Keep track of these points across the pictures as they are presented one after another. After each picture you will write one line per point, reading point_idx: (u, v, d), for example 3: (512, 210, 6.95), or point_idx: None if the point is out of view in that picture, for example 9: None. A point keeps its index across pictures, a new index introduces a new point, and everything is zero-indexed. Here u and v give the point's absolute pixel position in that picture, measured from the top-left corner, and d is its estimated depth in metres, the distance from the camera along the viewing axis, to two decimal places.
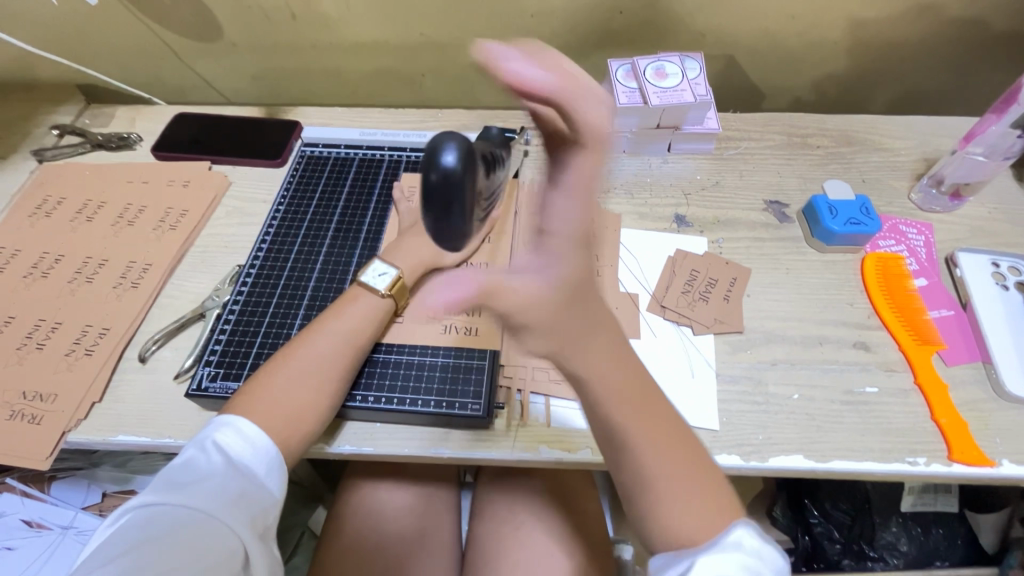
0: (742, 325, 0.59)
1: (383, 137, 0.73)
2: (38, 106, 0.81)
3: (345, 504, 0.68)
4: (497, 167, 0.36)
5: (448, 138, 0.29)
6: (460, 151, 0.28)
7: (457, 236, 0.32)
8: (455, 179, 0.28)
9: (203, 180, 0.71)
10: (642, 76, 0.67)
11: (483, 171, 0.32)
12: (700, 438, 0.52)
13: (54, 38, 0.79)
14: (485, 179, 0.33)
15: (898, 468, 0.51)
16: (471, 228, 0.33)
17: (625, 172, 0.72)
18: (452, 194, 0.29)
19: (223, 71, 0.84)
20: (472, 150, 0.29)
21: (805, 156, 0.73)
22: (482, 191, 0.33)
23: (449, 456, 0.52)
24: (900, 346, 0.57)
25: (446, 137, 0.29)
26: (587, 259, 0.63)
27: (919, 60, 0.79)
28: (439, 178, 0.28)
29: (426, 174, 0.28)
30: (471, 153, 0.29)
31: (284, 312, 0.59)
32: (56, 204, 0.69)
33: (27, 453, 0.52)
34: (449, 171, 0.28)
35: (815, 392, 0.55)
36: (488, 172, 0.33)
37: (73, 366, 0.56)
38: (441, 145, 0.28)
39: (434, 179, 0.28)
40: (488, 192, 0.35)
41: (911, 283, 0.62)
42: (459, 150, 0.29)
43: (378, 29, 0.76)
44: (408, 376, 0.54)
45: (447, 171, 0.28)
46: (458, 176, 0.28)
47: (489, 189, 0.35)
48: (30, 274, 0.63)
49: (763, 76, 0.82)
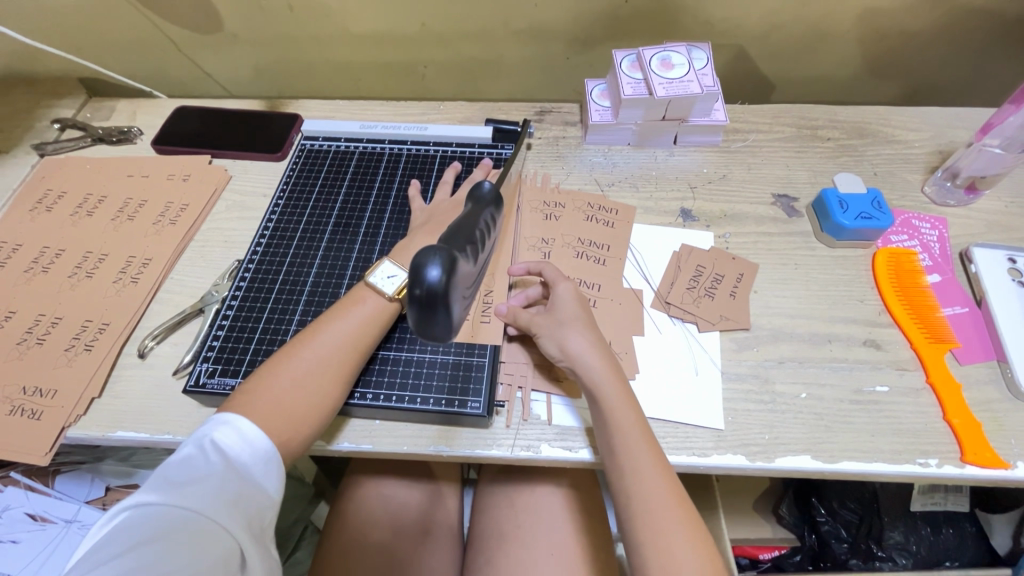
0: (749, 322, 0.58)
1: (383, 130, 0.72)
2: (41, 99, 0.81)
3: (347, 499, 0.68)
4: (485, 240, 0.37)
5: (431, 254, 0.31)
6: (444, 267, 0.30)
7: (444, 330, 0.32)
8: (438, 292, 0.30)
9: (203, 174, 0.71)
10: (647, 66, 0.66)
11: (468, 261, 0.33)
12: (705, 438, 0.51)
13: (54, 32, 0.78)
14: (471, 269, 0.34)
15: (908, 470, 0.49)
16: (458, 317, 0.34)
17: (630, 165, 0.71)
18: (437, 305, 0.30)
19: (224, 64, 0.83)
20: (456, 260, 0.31)
21: (815, 149, 0.72)
22: (468, 277, 0.34)
23: (448, 454, 0.51)
24: (911, 344, 0.56)
25: (429, 252, 0.31)
26: (575, 243, 0.62)
27: (933, 49, 0.77)
28: (423, 291, 0.30)
29: (413, 288, 0.30)
30: (455, 265, 0.31)
31: (283, 307, 0.58)
32: (57, 198, 0.69)
33: (26, 448, 0.51)
34: (432, 286, 0.30)
35: (823, 391, 0.53)
36: (473, 262, 0.34)
37: (73, 362, 0.56)
38: (424, 262, 0.30)
39: (418, 292, 0.30)
40: (476, 272, 0.36)
41: (924, 279, 0.60)
42: (443, 264, 0.31)
43: (378, 19, 0.75)
44: (408, 373, 0.54)
45: (428, 286, 0.30)
46: (441, 290, 0.30)
47: (478, 268, 0.37)
48: (31, 269, 0.63)
49: (773, 66, 0.80)
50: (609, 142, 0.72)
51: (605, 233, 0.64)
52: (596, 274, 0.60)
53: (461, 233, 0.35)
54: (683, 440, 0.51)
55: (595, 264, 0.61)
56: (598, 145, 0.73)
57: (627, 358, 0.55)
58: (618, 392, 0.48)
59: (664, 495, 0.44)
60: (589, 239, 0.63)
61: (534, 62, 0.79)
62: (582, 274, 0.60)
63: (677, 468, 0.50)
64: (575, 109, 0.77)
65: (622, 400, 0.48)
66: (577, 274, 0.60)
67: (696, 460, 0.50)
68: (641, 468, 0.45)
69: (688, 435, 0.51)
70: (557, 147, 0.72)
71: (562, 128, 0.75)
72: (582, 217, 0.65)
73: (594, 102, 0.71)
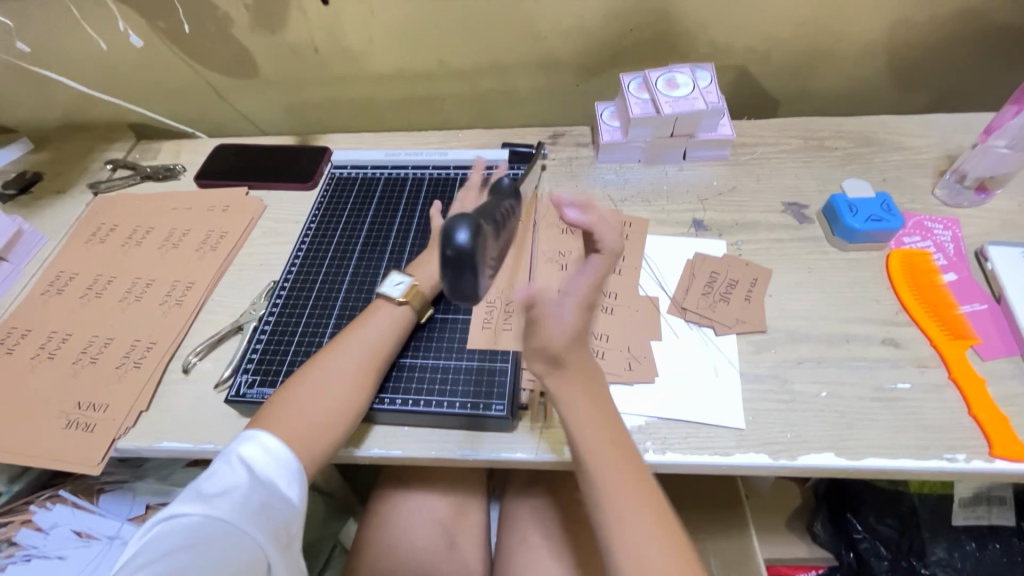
0: (766, 325, 0.59)
1: (406, 157, 0.77)
2: (96, 144, 0.89)
3: (376, 512, 0.69)
4: (507, 222, 0.38)
5: (460, 218, 0.32)
6: (472, 230, 0.31)
7: (470, 290, 0.32)
8: (466, 254, 0.31)
9: (241, 204, 0.76)
10: (654, 87, 0.69)
11: (491, 233, 0.34)
12: (726, 438, 0.52)
13: (109, 82, 0.86)
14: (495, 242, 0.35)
15: (936, 465, 0.49)
16: (483, 284, 0.34)
17: (641, 181, 0.74)
18: (465, 266, 0.31)
19: (259, 106, 0.90)
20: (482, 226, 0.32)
21: (823, 158, 0.74)
22: (492, 248, 0.35)
23: (476, 457, 0.53)
24: (931, 341, 0.56)
25: (458, 218, 0.32)
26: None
27: (936, 60, 0.79)
28: (453, 252, 0.31)
29: (443, 249, 0.31)
30: (481, 231, 0.32)
31: (317, 321, 0.62)
32: (109, 231, 0.75)
33: (79, 458, 0.55)
34: (461, 247, 0.31)
35: (843, 389, 0.54)
36: (496, 236, 0.35)
37: (123, 379, 0.60)
38: (453, 225, 0.31)
39: (448, 253, 0.31)
40: (497, 251, 0.37)
41: (940, 278, 0.61)
42: (470, 228, 0.32)
43: (401, 57, 0.81)
44: (434, 380, 0.56)
45: (459, 245, 0.31)
46: (469, 251, 0.31)
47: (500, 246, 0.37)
48: (86, 295, 0.68)
49: (778, 84, 0.83)
50: (620, 160, 0.76)
51: (620, 244, 0.66)
52: (612, 282, 0.63)
53: (485, 210, 0.36)
54: (704, 440, 0.52)
55: (612, 273, 0.63)
56: (611, 163, 0.76)
57: (646, 361, 0.57)
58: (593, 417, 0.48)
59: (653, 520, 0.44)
60: None
61: (547, 90, 0.84)
62: (599, 283, 0.62)
63: (700, 468, 0.51)
64: (587, 131, 0.81)
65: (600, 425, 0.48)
66: None
67: (719, 459, 0.51)
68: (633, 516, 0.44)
69: (710, 435, 0.52)
70: (570, 167, 0.76)
71: (575, 149, 0.79)
72: None
73: (605, 123, 0.75)
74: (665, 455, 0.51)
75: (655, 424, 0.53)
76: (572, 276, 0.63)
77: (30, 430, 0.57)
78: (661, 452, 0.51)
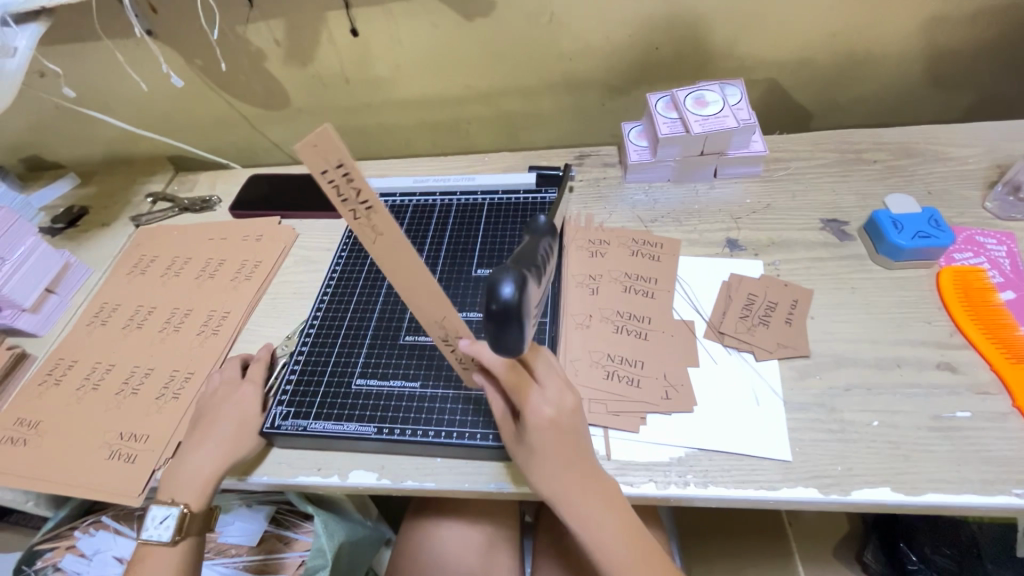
0: (809, 349, 0.56)
1: (434, 183, 0.77)
2: (138, 177, 0.92)
3: (409, 542, 0.69)
4: (547, 263, 0.37)
5: (504, 270, 0.31)
6: (517, 282, 0.30)
7: (514, 343, 0.32)
8: (514, 310, 0.30)
9: (274, 233, 0.77)
10: (682, 106, 0.68)
11: (535, 281, 0.34)
12: (772, 471, 0.49)
13: (150, 119, 0.90)
14: (537, 289, 0.34)
15: (1003, 502, 0.46)
16: (527, 334, 0.34)
17: (671, 200, 0.72)
18: (511, 320, 0.30)
19: (291, 136, 0.92)
20: (527, 277, 0.31)
21: (861, 172, 0.71)
22: (535, 297, 0.35)
23: (510, 491, 0.52)
24: (990, 365, 0.53)
25: (502, 270, 0.31)
26: (622, 278, 0.64)
27: (979, 65, 0.76)
28: (498, 306, 0.30)
29: (488, 304, 0.30)
30: (527, 282, 0.31)
31: (348, 351, 0.62)
32: (150, 262, 0.77)
33: (121, 489, 0.56)
34: (508, 301, 0.30)
35: (897, 418, 0.51)
36: (539, 283, 0.35)
37: (162, 409, 0.61)
38: (498, 278, 0.30)
39: (494, 308, 0.30)
40: (539, 293, 0.36)
41: (996, 297, 0.57)
42: (515, 280, 0.31)
43: (427, 84, 0.82)
44: (467, 410, 0.55)
45: (505, 301, 0.30)
46: (516, 306, 0.30)
47: (540, 290, 0.36)
48: (128, 325, 0.70)
49: (810, 97, 0.81)
50: (649, 179, 0.75)
51: (652, 267, 0.65)
52: (645, 307, 0.61)
53: (525, 255, 0.34)
54: (749, 473, 0.50)
55: (644, 297, 0.62)
56: (639, 183, 0.75)
57: (683, 390, 0.55)
58: (590, 515, 0.45)
59: (636, 554, 0.45)
60: (636, 273, 0.64)
61: (572, 111, 0.84)
62: (631, 308, 0.61)
63: (745, 502, 0.49)
64: (614, 151, 0.80)
65: (598, 518, 0.45)
66: (627, 308, 0.61)
67: (765, 494, 0.48)
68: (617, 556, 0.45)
69: (754, 468, 0.50)
70: (598, 188, 0.75)
71: (602, 170, 0.78)
72: (627, 252, 0.66)
73: (632, 143, 0.74)
74: (707, 489, 0.49)
75: (695, 456, 0.51)
76: (604, 301, 0.62)
77: (75, 461, 0.58)
78: (703, 486, 0.49)
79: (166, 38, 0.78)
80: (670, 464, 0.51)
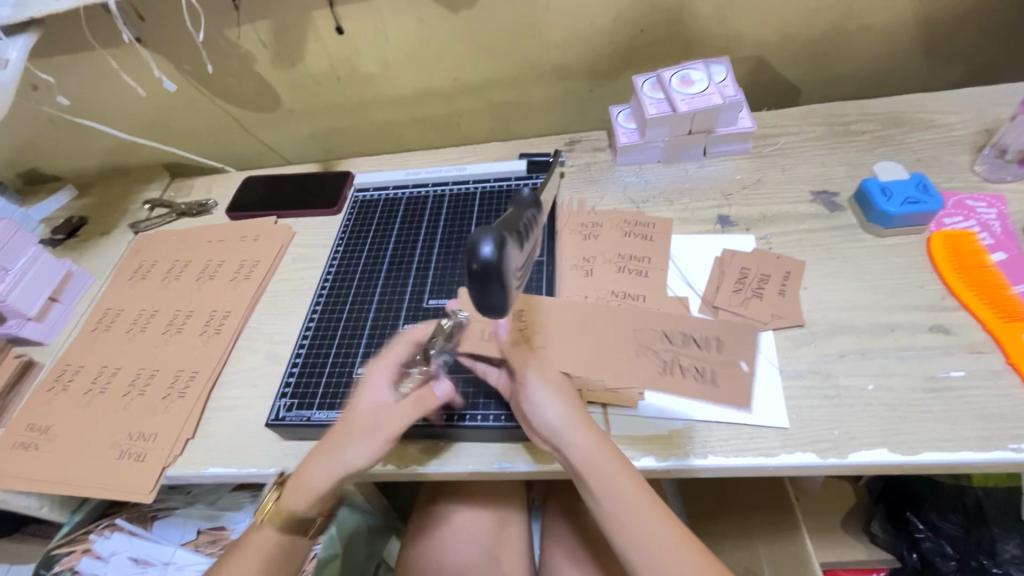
0: (803, 319, 0.57)
1: (426, 175, 0.78)
2: (136, 185, 0.94)
3: (419, 529, 0.69)
4: (530, 233, 0.38)
5: (484, 231, 0.32)
6: (496, 242, 0.31)
7: (498, 302, 0.33)
8: (494, 267, 0.31)
9: (270, 233, 0.78)
10: (668, 86, 0.69)
11: (516, 244, 0.34)
12: (771, 438, 0.50)
13: (143, 127, 0.91)
14: (518, 252, 0.35)
15: (999, 456, 0.46)
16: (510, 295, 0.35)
17: (662, 181, 0.73)
18: (492, 278, 0.31)
19: (283, 137, 0.93)
20: (505, 238, 0.32)
21: (851, 143, 0.71)
22: (517, 261, 0.36)
23: (513, 470, 0.53)
24: (982, 325, 0.53)
25: (482, 230, 0.32)
26: (616, 259, 0.64)
27: (965, 31, 0.76)
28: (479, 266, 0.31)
29: (468, 264, 0.31)
30: (505, 242, 0.32)
31: (349, 340, 0.63)
32: (150, 266, 0.78)
33: (132, 488, 0.57)
34: (487, 260, 0.31)
35: (892, 380, 0.52)
36: (519, 248, 0.35)
37: (168, 409, 0.62)
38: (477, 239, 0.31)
39: (474, 267, 0.31)
40: (521, 260, 0.37)
41: (987, 258, 0.58)
42: (494, 240, 0.32)
43: (415, 79, 0.82)
44: (466, 393, 0.56)
45: (485, 260, 0.31)
46: (496, 265, 0.31)
47: (522, 256, 0.37)
48: (131, 329, 0.71)
49: (796, 70, 0.81)
50: (639, 162, 0.75)
51: (644, 247, 0.65)
52: (639, 285, 0.62)
53: (506, 222, 0.35)
54: (747, 441, 0.50)
55: (638, 276, 0.63)
56: (630, 165, 0.75)
57: None
58: (604, 448, 0.47)
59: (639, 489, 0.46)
60: (629, 253, 0.65)
61: (561, 99, 0.84)
62: (626, 287, 0.62)
63: (745, 470, 0.50)
64: (604, 136, 0.80)
65: (609, 455, 0.47)
66: (621, 287, 0.62)
67: (764, 460, 0.49)
68: (616, 488, 0.46)
69: (752, 436, 0.50)
70: (589, 172, 0.76)
71: (592, 154, 0.78)
72: (620, 233, 0.67)
73: (621, 126, 0.74)
74: (707, 458, 0.50)
75: (694, 428, 0.52)
76: (599, 281, 0.62)
77: (87, 462, 0.60)
78: (702, 456, 0.50)
79: (154, 45, 0.79)
80: (669, 436, 0.52)
